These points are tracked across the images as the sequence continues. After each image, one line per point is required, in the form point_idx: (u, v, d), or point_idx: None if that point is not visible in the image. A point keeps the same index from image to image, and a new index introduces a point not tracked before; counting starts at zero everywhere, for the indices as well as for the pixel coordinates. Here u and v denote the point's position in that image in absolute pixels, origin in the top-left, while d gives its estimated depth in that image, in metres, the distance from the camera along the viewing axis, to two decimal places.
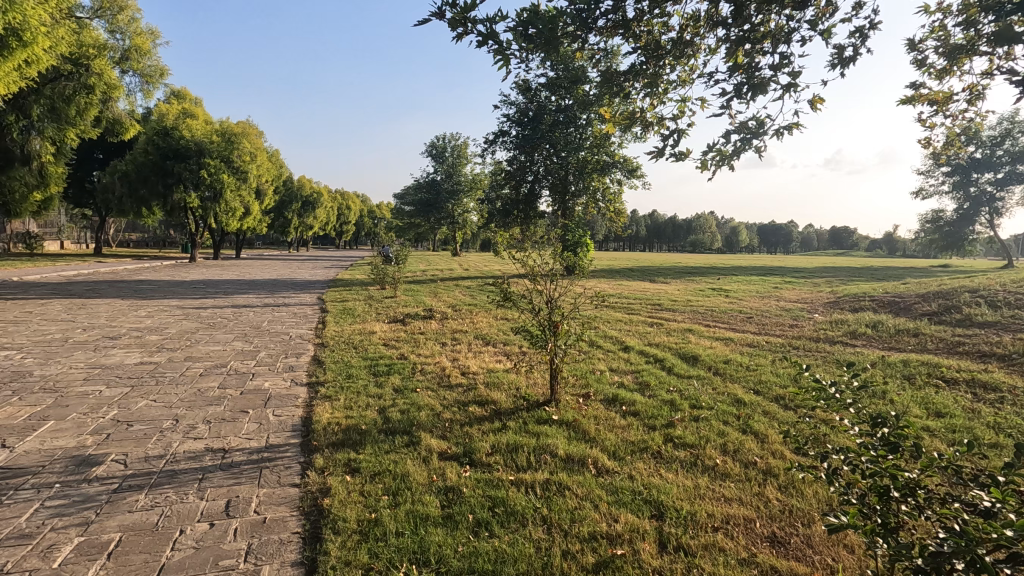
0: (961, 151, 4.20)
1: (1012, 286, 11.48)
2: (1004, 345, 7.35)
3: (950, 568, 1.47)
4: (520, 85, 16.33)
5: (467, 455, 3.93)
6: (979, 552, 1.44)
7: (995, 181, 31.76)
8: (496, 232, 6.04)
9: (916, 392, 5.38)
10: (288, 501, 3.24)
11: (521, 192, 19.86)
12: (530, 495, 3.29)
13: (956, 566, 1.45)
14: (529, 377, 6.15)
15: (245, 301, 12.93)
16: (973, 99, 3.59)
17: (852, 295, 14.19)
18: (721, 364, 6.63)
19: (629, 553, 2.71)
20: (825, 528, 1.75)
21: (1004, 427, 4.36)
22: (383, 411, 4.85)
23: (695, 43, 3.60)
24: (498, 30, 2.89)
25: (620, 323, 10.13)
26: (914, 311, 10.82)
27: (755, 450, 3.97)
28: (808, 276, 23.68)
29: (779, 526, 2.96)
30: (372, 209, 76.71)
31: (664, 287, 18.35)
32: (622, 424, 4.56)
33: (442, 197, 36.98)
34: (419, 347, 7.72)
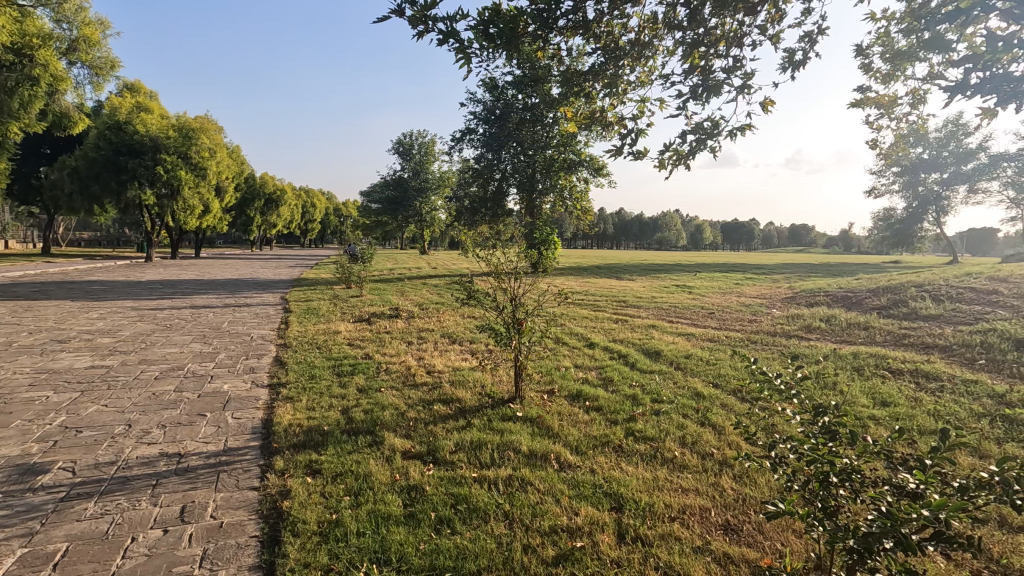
0: (905, 152, 4.43)
1: (954, 281, 12.09)
2: (946, 337, 7.76)
3: (879, 547, 1.58)
4: (486, 82, 16.35)
5: (431, 453, 3.93)
6: (903, 532, 1.55)
7: (941, 181, 33.33)
8: (461, 230, 6.02)
9: (864, 383, 5.64)
10: (246, 504, 3.18)
11: (489, 190, 19.91)
12: (493, 491, 3.32)
13: (883, 544, 1.57)
14: (495, 375, 6.17)
15: (205, 301, 12.58)
16: (915, 103, 3.80)
17: (808, 291, 14.66)
18: (682, 359, 6.79)
19: (588, 544, 2.77)
20: (767, 515, 1.85)
21: (943, 415, 4.61)
22: (346, 412, 4.80)
23: (653, 44, 3.72)
24: (458, 29, 2.91)
25: (585, 320, 10.25)
26: (865, 305, 11.29)
27: (713, 441, 4.09)
28: (767, 272, 24.46)
29: (733, 514, 3.07)
30: (338, 207, 75.46)
31: (630, 284, 18.63)
32: (585, 419, 4.63)
33: (409, 195, 36.64)
34: (384, 347, 7.64)
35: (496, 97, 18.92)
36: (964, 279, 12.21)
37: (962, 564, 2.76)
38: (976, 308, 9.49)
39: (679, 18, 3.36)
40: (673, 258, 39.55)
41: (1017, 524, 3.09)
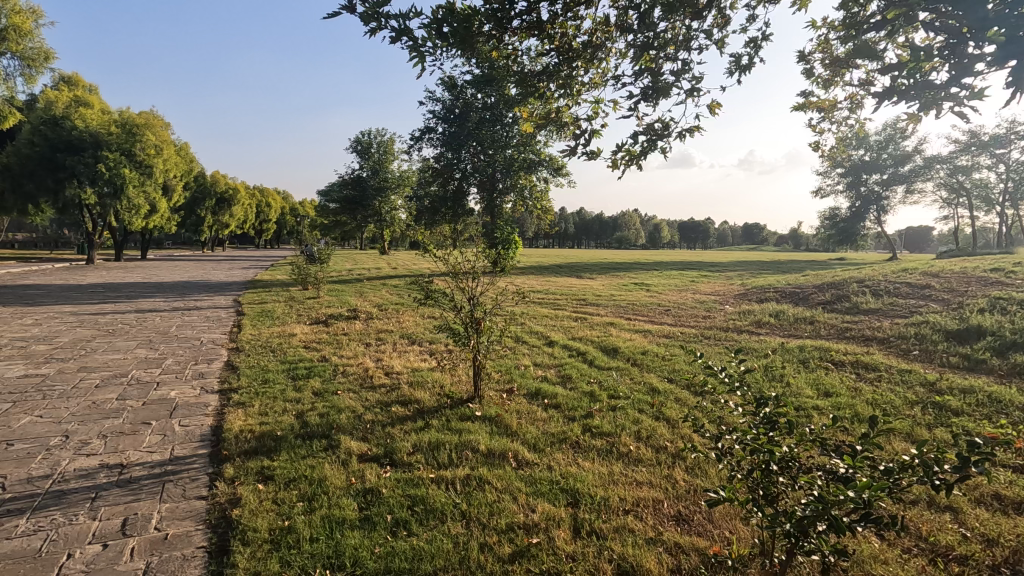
0: (845, 154, 4.66)
1: (891, 277, 12.78)
2: (884, 330, 8.20)
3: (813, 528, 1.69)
4: (445, 81, 16.32)
5: (388, 455, 3.89)
6: (833, 513, 1.66)
7: (882, 181, 35.14)
8: (419, 230, 5.97)
9: (809, 374, 5.90)
10: (193, 514, 3.07)
11: (449, 190, 19.90)
12: (451, 491, 3.31)
13: (816, 527, 1.70)
14: (454, 375, 6.15)
15: (151, 305, 12.06)
16: (853, 107, 4.01)
17: (758, 288, 15.18)
18: (638, 355, 6.95)
19: (544, 540, 2.80)
20: (709, 504, 1.93)
21: (880, 403, 4.87)
22: (301, 416, 4.69)
23: (605, 46, 3.81)
24: (411, 28, 2.88)
25: (545, 318, 10.32)
26: (811, 300, 11.80)
27: (666, 434, 4.19)
28: (721, 270, 25.19)
29: (684, 505, 3.15)
30: (295, 206, 73.59)
31: (589, 283, 18.86)
32: (543, 417, 4.67)
33: (368, 194, 36.06)
34: (341, 349, 7.50)
35: (455, 96, 18.82)
36: (901, 275, 12.89)
37: (895, 544, 2.92)
38: (912, 302, 10.03)
39: (630, 20, 3.44)
40: (632, 258, 40.24)
41: (944, 503, 3.30)
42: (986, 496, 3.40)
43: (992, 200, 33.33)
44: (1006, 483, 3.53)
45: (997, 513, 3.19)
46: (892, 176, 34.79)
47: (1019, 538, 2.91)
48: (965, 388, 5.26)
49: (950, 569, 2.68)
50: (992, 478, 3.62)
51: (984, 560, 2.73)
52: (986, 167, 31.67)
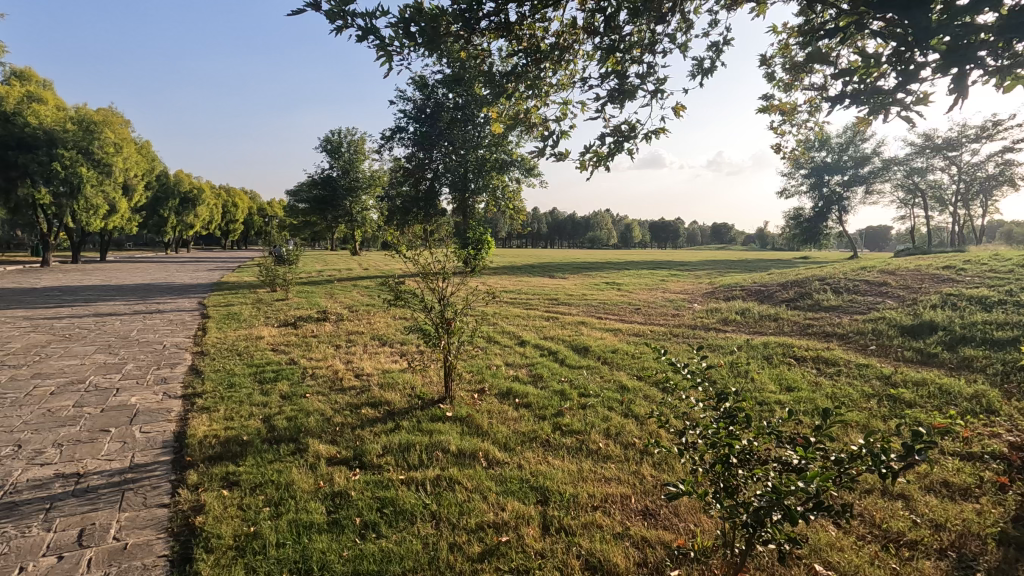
0: (805, 156, 4.81)
1: (851, 274, 13.22)
2: (843, 326, 8.49)
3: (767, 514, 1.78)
4: (417, 81, 16.28)
5: (357, 458, 3.85)
6: (787, 502, 1.76)
7: (843, 182, 36.27)
8: (389, 230, 5.92)
9: (773, 370, 6.07)
10: (154, 523, 2.99)
11: (421, 190, 20.01)
12: (421, 492, 3.30)
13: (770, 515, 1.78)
14: (425, 376, 6.13)
15: (111, 309, 11.66)
16: (812, 111, 4.15)
17: (726, 286, 15.51)
18: (608, 354, 7.04)
19: (513, 538, 2.81)
20: (670, 498, 1.99)
21: (839, 397, 5.05)
22: (268, 420, 4.60)
23: (572, 49, 3.88)
24: (377, 26, 2.86)
25: (517, 318, 10.36)
26: (775, 298, 12.12)
27: (635, 431, 4.26)
28: (691, 269, 25.62)
29: (651, 500, 3.21)
30: (263, 205, 72.06)
31: (562, 282, 18.99)
32: (514, 416, 4.69)
33: (339, 194, 35.56)
34: (311, 351, 7.39)
35: (427, 95, 18.73)
36: (860, 272, 13.35)
37: (850, 531, 3.04)
38: (870, 299, 10.41)
39: (598, 24, 3.50)
40: (604, 257, 40.56)
41: (896, 491, 3.45)
42: (934, 483, 3.57)
43: (945, 200, 34.81)
44: (952, 470, 3.71)
45: (945, 499, 3.35)
46: (852, 177, 36.03)
47: (964, 522, 3.06)
48: (917, 381, 5.50)
49: (900, 554, 2.81)
50: (940, 466, 3.80)
51: (932, 544, 2.87)
52: (939, 169, 33.08)
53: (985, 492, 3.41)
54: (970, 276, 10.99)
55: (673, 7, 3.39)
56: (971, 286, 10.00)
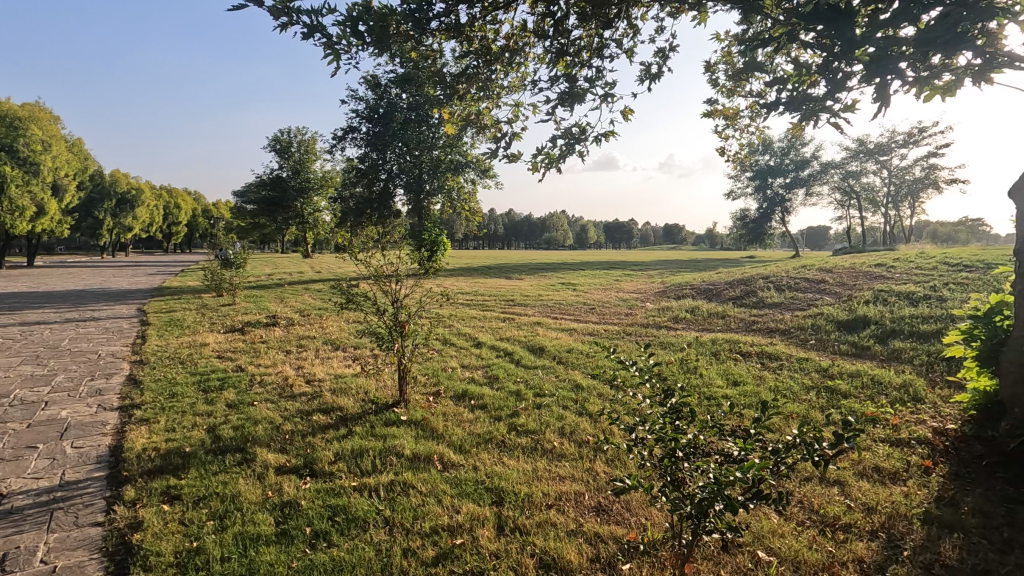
0: (747, 159, 5.01)
1: (793, 273, 13.84)
2: (786, 322, 8.90)
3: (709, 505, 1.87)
4: (369, 81, 16.07)
5: (307, 466, 3.75)
6: (727, 493, 1.86)
7: (785, 184, 37.98)
8: (340, 232, 5.80)
9: (720, 366, 6.29)
10: (87, 543, 2.82)
11: (375, 191, 19.72)
12: (374, 498, 3.24)
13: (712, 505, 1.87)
14: (378, 380, 6.02)
15: (40, 317, 10.95)
16: (753, 115, 4.33)
17: (676, 286, 15.96)
18: (563, 354, 7.13)
19: (468, 540, 2.81)
20: (619, 493, 2.04)
21: (781, 390, 5.28)
22: (213, 430, 4.42)
23: (523, 51, 3.96)
24: (323, 24, 2.92)
25: (472, 320, 10.33)
26: (723, 296, 12.57)
27: (588, 429, 4.33)
28: (644, 269, 26.19)
29: (603, 496, 3.27)
30: (208, 206, 69.17)
31: (517, 283, 19.08)
32: (469, 418, 4.68)
33: (289, 195, 34.55)
34: (259, 358, 7.15)
35: (379, 95, 18.51)
36: (800, 271, 13.99)
37: (791, 518, 3.19)
38: (809, 296, 10.92)
39: (549, 28, 3.58)
40: (559, 258, 40.91)
41: (832, 478, 3.63)
42: (867, 468, 3.78)
43: (877, 202, 36.88)
44: (883, 456, 3.94)
45: (877, 483, 3.56)
46: (794, 180, 37.72)
47: (893, 504, 3.26)
48: (852, 372, 5.82)
49: (836, 537, 2.96)
50: (872, 452, 4.03)
51: (864, 527, 3.04)
52: (872, 173, 35.05)
53: (912, 475, 3.64)
54: (899, 274, 11.69)
55: (620, 13, 3.51)
56: (900, 282, 10.64)
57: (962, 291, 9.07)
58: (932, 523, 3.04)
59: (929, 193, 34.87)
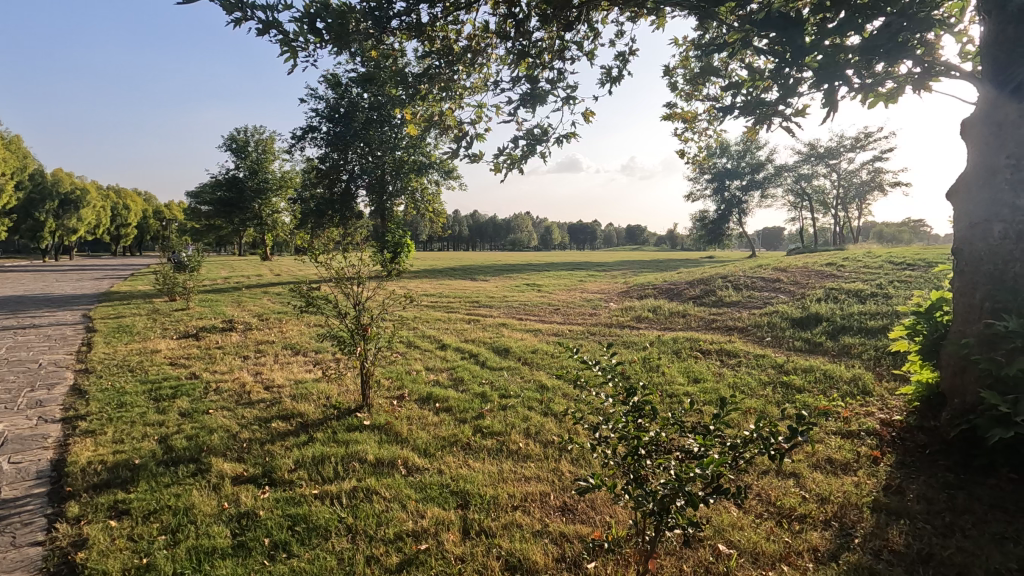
0: (705, 161, 5.13)
1: (750, 272, 14.28)
2: (743, 320, 9.17)
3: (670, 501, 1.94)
4: (330, 81, 15.78)
5: (266, 475, 3.64)
6: (688, 489, 1.91)
7: (742, 187, 39.19)
8: (299, 234, 5.64)
9: (682, 363, 6.43)
10: (25, 564, 2.66)
11: (336, 192, 19.34)
12: (336, 506, 3.17)
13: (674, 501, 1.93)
14: (341, 384, 5.91)
15: None
16: (710, 119, 4.45)
17: (639, 286, 16.24)
18: (528, 354, 7.15)
19: (432, 545, 2.78)
20: (582, 492, 2.05)
21: (739, 386, 5.44)
22: (165, 441, 4.24)
23: (485, 52, 3.99)
24: (279, 22, 3.03)
25: (437, 322, 10.26)
26: (684, 295, 12.86)
27: (554, 429, 4.35)
28: (608, 269, 26.53)
29: (568, 495, 3.30)
30: (159, 207, 66.52)
31: (483, 285, 19.03)
32: (435, 421, 4.64)
33: (246, 196, 33.55)
34: (214, 364, 6.90)
35: (340, 95, 18.24)
36: (757, 270, 14.45)
37: (749, 510, 3.28)
38: (765, 294, 11.29)
39: (511, 29, 3.61)
40: (524, 259, 41.03)
41: (788, 470, 3.76)
42: (820, 460, 3.93)
43: (828, 204, 38.46)
44: (835, 448, 4.10)
45: (830, 474, 3.70)
46: (749, 182, 38.99)
47: (845, 494, 3.39)
48: (806, 368, 6.05)
49: (792, 528, 3.06)
50: (825, 445, 4.19)
51: (818, 517, 3.15)
52: (822, 176, 36.53)
53: (862, 466, 3.80)
54: (849, 272, 12.20)
55: (580, 16, 3.56)
56: (849, 281, 11.10)
57: (905, 288, 9.53)
58: (881, 511, 3.17)
59: (875, 195, 36.54)
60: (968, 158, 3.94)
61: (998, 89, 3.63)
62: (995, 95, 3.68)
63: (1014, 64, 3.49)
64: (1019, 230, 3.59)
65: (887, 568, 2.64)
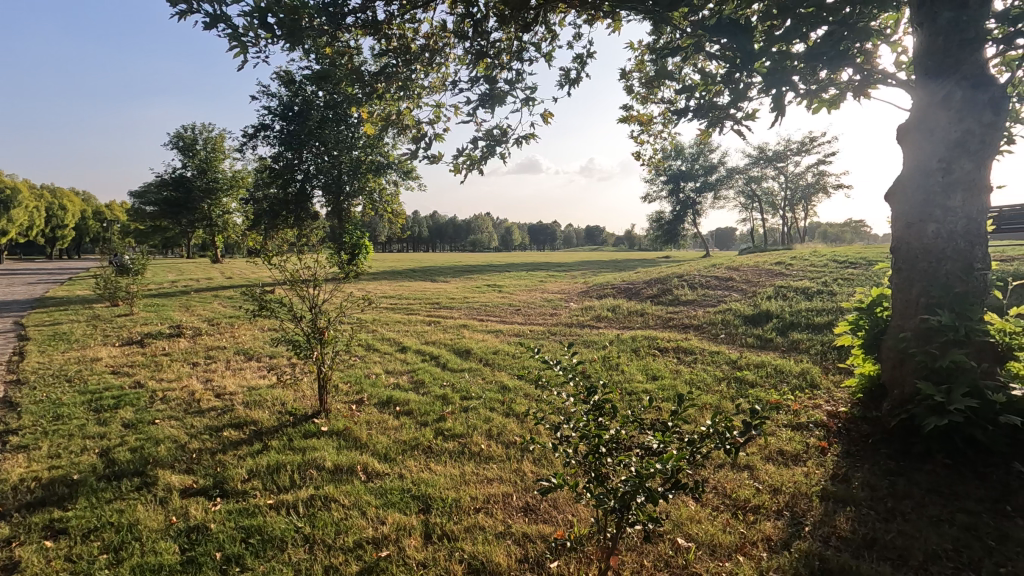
0: (661, 163, 5.26)
1: (704, 271, 14.70)
2: (698, 318, 9.43)
3: (632, 497, 1.98)
4: (283, 78, 15.36)
5: (217, 486, 3.50)
6: (647, 485, 1.95)
7: (696, 189, 40.33)
8: (251, 236, 5.42)
9: (640, 361, 6.55)
10: None
11: (290, 192, 18.81)
12: (292, 515, 3.07)
13: (635, 498, 1.97)
14: (297, 390, 5.74)
15: None
16: (665, 122, 4.56)
17: (598, 285, 16.48)
18: (489, 355, 7.14)
19: (394, 552, 2.73)
20: (544, 491, 2.05)
21: (695, 382, 5.58)
22: (106, 454, 4.02)
23: (443, 51, 4.00)
24: (227, 15, 2.97)
25: (397, 324, 10.11)
26: (642, 295, 13.12)
27: (515, 430, 4.36)
28: (568, 269, 26.78)
29: (530, 495, 3.30)
30: (100, 207, 63.14)
31: (443, 286, 18.91)
32: (395, 425, 4.57)
33: (195, 196, 32.23)
34: (161, 372, 6.59)
35: (294, 92, 17.79)
36: (710, 269, 14.90)
37: (706, 503, 3.37)
38: (719, 293, 11.64)
39: (469, 29, 3.61)
40: (484, 261, 40.96)
41: (742, 463, 3.88)
42: (772, 452, 4.07)
43: (776, 205, 40.03)
44: (786, 440, 4.26)
45: (781, 465, 3.84)
46: (703, 184, 40.14)
47: (796, 484, 3.53)
48: (758, 363, 6.27)
49: (747, 519, 3.16)
50: (777, 437, 4.34)
51: (771, 507, 3.27)
52: (771, 178, 38.00)
53: (811, 456, 3.96)
54: (796, 271, 12.72)
55: (536, 18, 3.59)
56: (797, 279, 11.58)
57: (848, 286, 10.01)
58: (829, 499, 3.31)
59: (819, 197, 38.30)
60: (905, 162, 4.16)
61: (930, 97, 3.85)
62: (928, 102, 3.90)
63: (944, 74, 3.74)
64: (950, 230, 3.82)
65: (835, 554, 2.75)
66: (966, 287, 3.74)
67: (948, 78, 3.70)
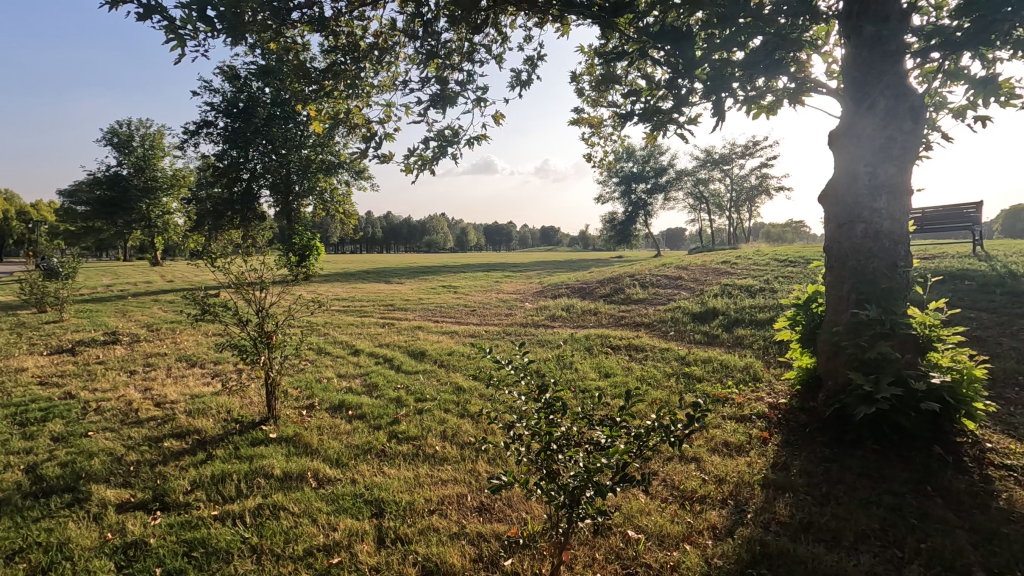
0: (612, 165, 5.37)
1: (654, 271, 15.11)
2: (649, 316, 9.69)
3: (582, 492, 2.03)
4: (226, 72, 14.90)
5: (157, 499, 3.34)
6: (595, 478, 2.01)
7: (647, 190, 41.37)
8: (193, 236, 5.19)
9: (593, 360, 6.67)
10: None
11: (236, 192, 18.15)
12: (238, 526, 2.97)
13: (585, 492, 2.03)
14: (244, 396, 5.54)
15: None
16: (614, 125, 4.67)
17: (552, 285, 16.65)
18: (444, 356, 7.10)
19: (346, 558, 2.69)
20: (495, 489, 2.07)
21: (646, 379, 5.72)
22: (32, 470, 3.76)
23: (392, 51, 3.94)
24: (162, 7, 2.87)
25: (349, 327, 9.92)
26: (595, 294, 13.35)
27: (470, 430, 4.36)
28: (524, 270, 26.92)
29: (485, 495, 3.31)
30: (25, 207, 59.01)
31: (398, 288, 18.67)
32: (348, 429, 4.48)
33: (131, 196, 30.61)
34: (94, 381, 6.22)
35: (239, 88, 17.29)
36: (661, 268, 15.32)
37: (655, 496, 3.47)
38: (668, 291, 12.00)
39: (420, 29, 3.60)
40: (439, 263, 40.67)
41: (689, 456, 4.01)
42: (718, 444, 4.22)
43: (722, 206, 41.52)
44: (730, 432, 4.43)
45: (726, 456, 4.00)
46: (654, 185, 41.17)
47: (739, 473, 3.68)
48: (705, 359, 6.49)
49: (694, 509, 3.27)
50: (722, 429, 4.51)
51: (716, 497, 3.39)
52: (717, 180, 39.40)
53: (753, 447, 4.13)
54: (740, 269, 13.26)
55: (486, 19, 3.61)
56: (741, 277, 12.07)
57: (788, 283, 10.51)
58: (770, 487, 3.47)
59: (762, 198, 39.99)
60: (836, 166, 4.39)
61: (857, 105, 4.09)
62: (855, 110, 4.14)
63: (870, 83, 3.98)
64: (877, 229, 4.07)
65: (775, 538, 2.89)
66: (891, 283, 3.99)
67: (873, 87, 3.94)
